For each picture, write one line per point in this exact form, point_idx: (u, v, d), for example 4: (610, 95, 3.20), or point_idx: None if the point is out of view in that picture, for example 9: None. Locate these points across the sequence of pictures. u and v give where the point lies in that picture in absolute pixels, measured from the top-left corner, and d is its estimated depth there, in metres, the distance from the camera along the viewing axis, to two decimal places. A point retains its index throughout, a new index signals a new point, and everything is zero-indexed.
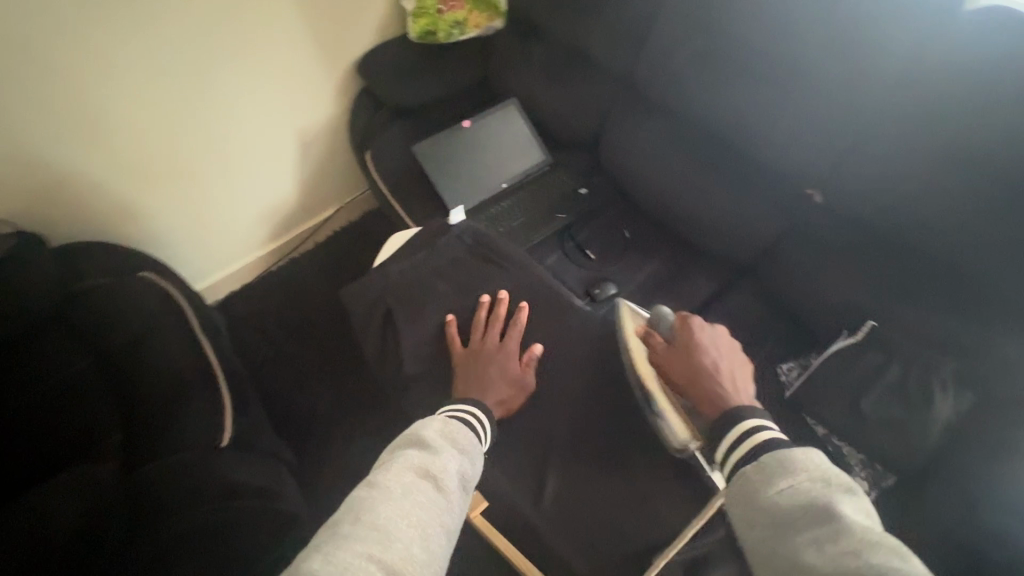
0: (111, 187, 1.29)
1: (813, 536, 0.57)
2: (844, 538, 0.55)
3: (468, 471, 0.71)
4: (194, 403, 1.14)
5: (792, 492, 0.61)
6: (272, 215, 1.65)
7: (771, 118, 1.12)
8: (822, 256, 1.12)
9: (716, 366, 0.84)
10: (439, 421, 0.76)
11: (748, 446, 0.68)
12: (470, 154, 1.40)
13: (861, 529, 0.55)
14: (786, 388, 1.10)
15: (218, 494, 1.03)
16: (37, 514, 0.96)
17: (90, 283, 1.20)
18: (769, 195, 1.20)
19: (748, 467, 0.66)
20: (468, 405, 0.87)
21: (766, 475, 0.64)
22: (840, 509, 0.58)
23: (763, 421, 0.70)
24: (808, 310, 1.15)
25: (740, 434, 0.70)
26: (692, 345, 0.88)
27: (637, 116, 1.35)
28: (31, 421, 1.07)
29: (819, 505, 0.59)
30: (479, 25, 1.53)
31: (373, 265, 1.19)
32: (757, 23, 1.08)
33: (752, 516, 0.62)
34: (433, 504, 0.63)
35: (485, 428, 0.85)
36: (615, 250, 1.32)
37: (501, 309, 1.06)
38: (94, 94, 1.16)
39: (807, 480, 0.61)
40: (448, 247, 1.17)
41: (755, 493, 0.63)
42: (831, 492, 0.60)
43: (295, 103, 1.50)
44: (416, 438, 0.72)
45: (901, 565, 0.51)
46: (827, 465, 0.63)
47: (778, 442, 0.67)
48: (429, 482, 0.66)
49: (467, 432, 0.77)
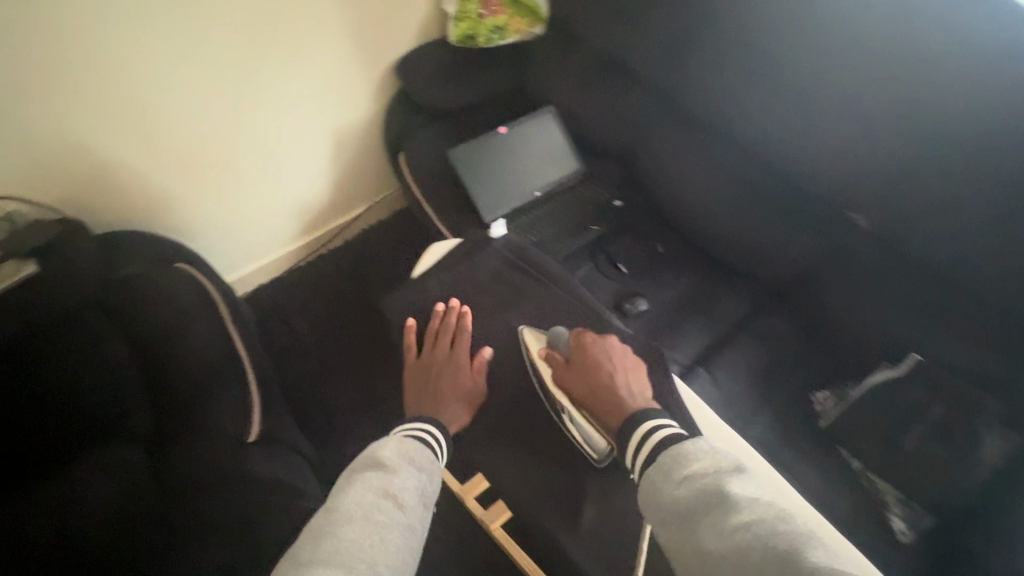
0: (146, 177, 1.31)
1: (711, 518, 0.64)
2: (738, 515, 0.63)
3: (428, 488, 0.70)
4: (227, 397, 1.16)
5: (692, 481, 0.68)
6: (304, 210, 1.66)
7: (815, 140, 1.09)
8: (862, 284, 1.09)
9: (612, 376, 0.91)
10: (393, 440, 0.74)
11: (647, 449, 0.75)
12: (505, 161, 1.39)
13: (750, 504, 0.64)
14: (820, 418, 1.07)
15: (245, 487, 1.06)
16: (73, 495, 1.01)
17: (128, 271, 1.23)
18: (812, 217, 1.15)
19: (649, 470, 0.73)
20: (422, 421, 0.80)
21: (667, 473, 0.71)
22: (732, 489, 0.65)
23: (659, 423, 0.78)
24: (848, 336, 1.13)
25: (638, 440, 0.77)
26: (590, 360, 0.95)
27: (675, 130, 1.33)
28: (67, 401, 1.10)
29: (713, 489, 0.66)
30: (519, 31, 1.53)
31: (413, 276, 1.18)
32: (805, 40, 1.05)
33: (662, 511, 0.69)
34: (395, 522, 0.63)
35: (441, 443, 0.79)
36: (647, 265, 1.30)
37: (455, 317, 1.06)
38: (134, 86, 1.18)
39: (701, 469, 0.69)
40: (490, 261, 1.19)
41: (660, 490, 0.70)
42: (722, 474, 0.68)
43: (332, 101, 1.51)
44: (372, 459, 0.70)
45: (784, 528, 0.61)
46: (715, 449, 0.71)
47: (671, 438, 0.75)
48: (390, 501, 0.65)
49: (422, 447, 0.75)
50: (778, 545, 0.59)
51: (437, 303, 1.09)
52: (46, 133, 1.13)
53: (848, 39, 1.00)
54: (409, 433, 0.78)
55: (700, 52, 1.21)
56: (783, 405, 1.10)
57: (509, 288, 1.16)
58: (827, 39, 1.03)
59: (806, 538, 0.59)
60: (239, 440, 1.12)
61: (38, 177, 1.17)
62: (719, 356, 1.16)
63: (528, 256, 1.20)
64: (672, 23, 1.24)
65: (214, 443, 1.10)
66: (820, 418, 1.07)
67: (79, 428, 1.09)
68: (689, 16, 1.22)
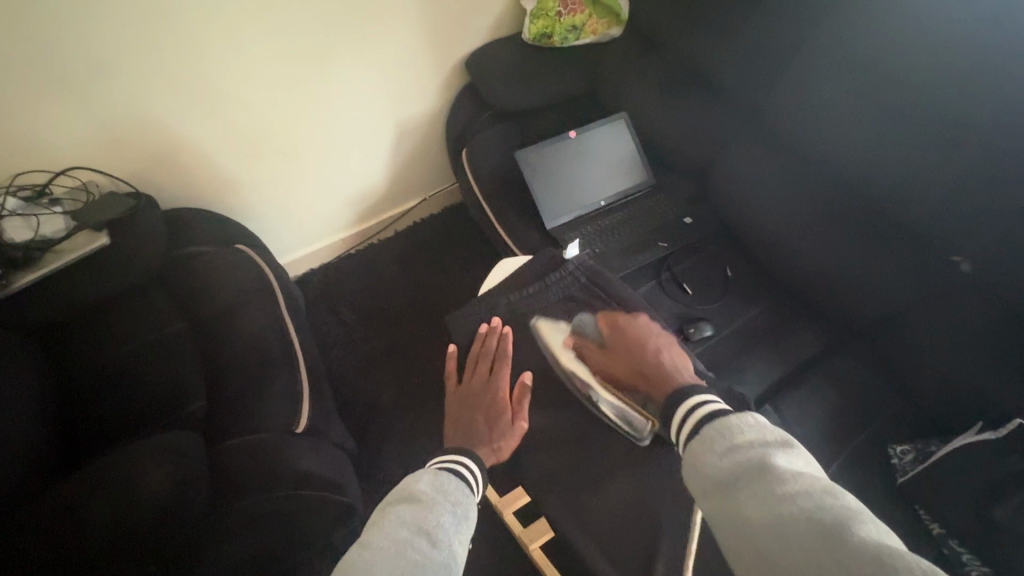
0: (211, 158, 1.32)
1: (753, 490, 0.58)
2: (782, 487, 0.56)
3: (463, 527, 0.64)
4: (277, 384, 1.15)
5: (737, 453, 0.62)
6: (361, 199, 1.66)
7: (915, 175, 1.00)
8: (955, 334, 1.01)
9: (656, 348, 0.84)
10: (429, 472, 0.70)
11: (690, 420, 0.69)
12: (571, 167, 1.35)
13: (796, 477, 0.57)
14: (898, 473, 1.01)
15: (289, 483, 1.02)
16: (119, 467, 0.96)
17: (193, 250, 1.27)
18: (906, 257, 1.05)
19: (692, 441, 0.67)
20: (456, 453, 0.75)
21: (710, 445, 0.65)
22: (777, 462, 0.59)
23: (706, 396, 0.71)
24: (933, 387, 1.05)
25: (682, 413, 0.70)
26: (627, 337, 0.89)
27: (757, 150, 1.26)
28: (126, 372, 1.13)
29: (757, 461, 0.60)
30: (595, 32, 1.48)
31: (481, 290, 1.13)
32: (912, 72, 0.97)
33: (704, 484, 0.63)
34: (429, 560, 0.57)
35: (478, 476, 0.74)
36: (715, 288, 1.24)
37: (498, 342, 0.98)
38: (209, 68, 1.18)
39: (745, 441, 0.62)
40: (562, 286, 1.12)
41: (702, 462, 0.64)
42: (769, 448, 0.61)
43: (398, 94, 1.49)
44: (408, 492, 0.66)
45: (833, 503, 0.53)
46: (763, 424, 0.65)
47: (718, 412, 0.68)
48: (425, 538, 0.60)
49: (457, 478, 0.71)
50: (825, 518, 0.52)
51: (481, 325, 1.03)
52: (122, 109, 1.15)
53: (966, 69, 0.91)
54: (443, 464, 0.73)
55: (796, 74, 1.14)
56: (856, 454, 1.04)
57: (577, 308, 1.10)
58: (939, 68, 0.94)
59: (857, 514, 0.52)
60: (287, 429, 1.10)
61: (111, 150, 1.19)
62: (788, 393, 1.10)
63: (603, 280, 1.12)
64: (766, 40, 1.17)
65: (260, 438, 1.06)
66: (898, 474, 1.01)
67: (141, 406, 1.10)
68: (788, 33, 1.14)
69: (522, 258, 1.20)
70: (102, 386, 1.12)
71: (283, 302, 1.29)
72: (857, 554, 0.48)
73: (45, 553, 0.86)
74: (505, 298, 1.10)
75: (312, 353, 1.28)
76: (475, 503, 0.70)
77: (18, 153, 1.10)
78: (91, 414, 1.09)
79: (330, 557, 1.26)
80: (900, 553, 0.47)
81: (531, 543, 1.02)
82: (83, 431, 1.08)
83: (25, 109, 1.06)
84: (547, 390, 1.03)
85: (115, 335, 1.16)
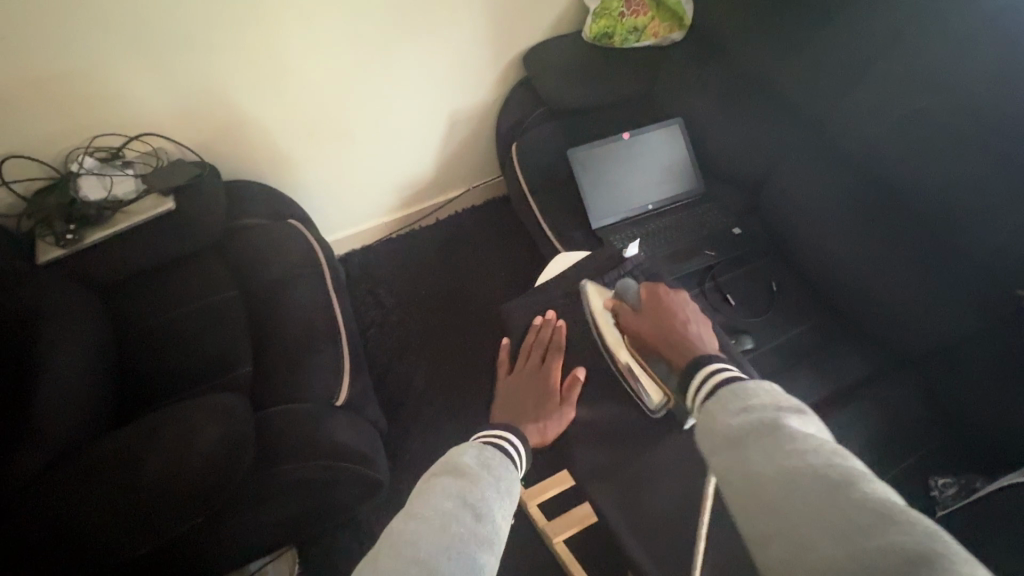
0: (273, 136, 1.37)
1: (761, 446, 0.57)
2: (792, 444, 0.55)
3: (508, 504, 0.66)
4: (321, 358, 1.18)
5: (749, 412, 0.62)
6: (409, 185, 1.69)
7: (980, 204, 0.97)
8: (1012, 368, 0.97)
9: (688, 320, 0.85)
10: (474, 448, 0.72)
11: (708, 383, 0.70)
12: (623, 168, 1.35)
13: (808, 437, 0.56)
14: (937, 504, 0.99)
15: (329, 453, 1.04)
16: (169, 419, 1.00)
17: (250, 221, 1.33)
18: (964, 290, 1.02)
19: (709, 401, 0.67)
20: (500, 430, 0.78)
21: (725, 405, 0.65)
22: (789, 424, 0.58)
23: (725, 365, 0.72)
24: (985, 423, 1.01)
25: (702, 375, 0.71)
26: (662, 308, 0.88)
27: (815, 167, 1.24)
28: (183, 332, 1.18)
29: (769, 421, 0.59)
30: (657, 35, 1.47)
31: (536, 284, 1.16)
32: (986, 96, 0.94)
33: (715, 441, 0.62)
34: (473, 534, 0.58)
35: (519, 454, 0.76)
36: (759, 302, 1.23)
37: (551, 333, 1.02)
38: (279, 50, 1.23)
39: (761, 403, 0.62)
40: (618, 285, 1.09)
41: (715, 420, 0.64)
42: (782, 411, 0.60)
43: (455, 85, 1.51)
44: (452, 466, 0.68)
45: (841, 462, 0.52)
46: (779, 392, 0.64)
47: (737, 379, 0.69)
48: (469, 512, 0.61)
49: (501, 458, 0.72)
50: (830, 474, 0.51)
51: (535, 318, 1.07)
52: (196, 80, 1.20)
53: None
54: (488, 442, 0.74)
55: (864, 93, 1.12)
56: (896, 484, 1.01)
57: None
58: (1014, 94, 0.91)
59: (864, 475, 0.50)
60: (328, 402, 1.14)
61: (182, 120, 1.25)
62: (828, 415, 1.08)
63: (661, 284, 1.10)
64: (836, 56, 1.15)
65: (303, 408, 1.10)
66: (939, 506, 0.98)
67: (191, 365, 1.15)
68: (858, 50, 1.11)
69: (577, 254, 1.19)
70: (162, 344, 1.17)
71: (329, 278, 1.33)
72: (858, 506, 0.47)
73: (101, 495, 0.90)
74: (553, 292, 1.11)
75: (354, 331, 1.32)
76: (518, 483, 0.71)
77: (101, 115, 1.17)
78: (143, 371, 1.15)
79: (355, 531, 1.29)
80: (905, 510, 0.46)
81: (554, 537, 1.04)
82: (140, 385, 1.14)
83: (109, 73, 1.12)
84: (588, 389, 1.02)
85: (174, 297, 1.22)
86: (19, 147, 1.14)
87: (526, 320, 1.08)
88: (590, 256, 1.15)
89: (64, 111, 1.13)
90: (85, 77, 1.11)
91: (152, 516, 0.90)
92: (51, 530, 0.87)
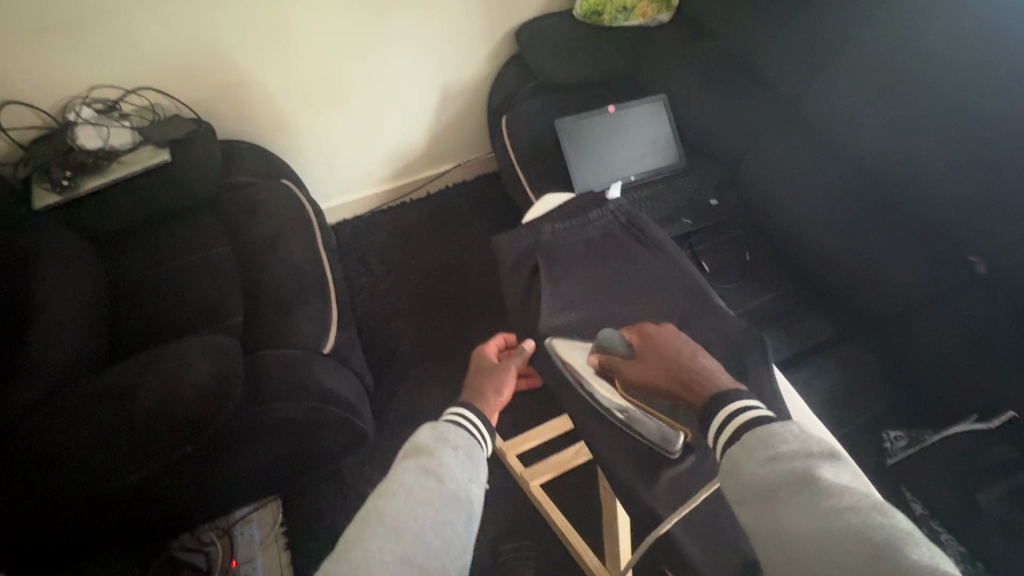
0: (270, 98, 1.40)
1: (796, 503, 0.51)
2: (830, 503, 0.49)
3: (471, 466, 0.64)
4: (310, 309, 1.21)
5: (780, 464, 0.54)
6: (401, 157, 1.73)
7: (940, 176, 1.02)
8: (960, 329, 1.04)
9: (694, 352, 0.70)
10: (429, 424, 0.68)
11: (729, 429, 0.59)
12: (608, 139, 1.40)
13: (847, 492, 0.50)
14: (888, 456, 1.04)
15: (317, 396, 1.07)
16: (157, 358, 1.02)
17: (244, 177, 1.37)
18: (928, 256, 1.07)
19: (731, 449, 0.58)
20: (466, 409, 0.71)
21: (752, 454, 0.56)
22: (824, 476, 0.52)
23: (748, 402, 0.61)
24: (932, 380, 1.09)
25: (722, 417, 0.60)
26: (664, 348, 0.72)
27: (791, 140, 1.30)
28: (177, 282, 1.22)
29: (802, 474, 0.52)
30: (645, 15, 1.52)
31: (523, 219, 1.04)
32: (943, 75, 1.00)
33: (743, 493, 0.55)
34: (438, 495, 0.58)
35: (487, 432, 0.71)
36: (732, 269, 1.30)
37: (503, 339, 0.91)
38: (275, 12, 1.26)
39: (792, 451, 0.54)
40: (601, 223, 0.98)
41: (742, 471, 0.56)
42: (814, 460, 0.53)
43: (448, 57, 1.54)
44: (409, 446, 0.65)
45: (882, 520, 0.47)
46: (807, 434, 0.56)
47: (761, 418, 0.59)
48: (431, 477, 0.60)
49: (461, 430, 0.68)
50: (872, 537, 0.46)
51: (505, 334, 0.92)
52: (192, 37, 1.23)
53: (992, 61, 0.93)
54: (450, 415, 0.71)
55: (835, 71, 1.18)
56: (852, 435, 1.08)
57: (611, 251, 0.95)
58: (969, 65, 0.96)
59: (906, 533, 0.46)
60: (316, 349, 1.17)
61: (179, 77, 1.28)
62: (794, 371, 1.14)
63: (641, 226, 0.98)
64: (809, 36, 1.21)
65: (291, 353, 1.12)
66: (889, 457, 1.03)
67: (182, 315, 1.18)
68: (830, 29, 1.17)
69: (560, 197, 1.15)
70: (154, 294, 1.21)
71: (320, 236, 1.36)
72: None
73: (94, 425, 0.93)
74: (543, 228, 0.97)
75: (342, 288, 1.35)
76: (482, 453, 0.67)
77: (100, 68, 1.20)
78: (135, 319, 1.18)
79: (340, 482, 1.33)
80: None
81: (533, 479, 1.12)
82: (129, 333, 1.17)
83: (107, 26, 1.14)
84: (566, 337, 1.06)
85: (168, 249, 1.26)
86: (16, 95, 1.17)
87: (518, 254, 0.95)
88: (573, 198, 1.04)
89: (63, 63, 1.16)
90: (84, 28, 1.13)
91: (140, 450, 0.92)
92: (50, 459, 0.90)
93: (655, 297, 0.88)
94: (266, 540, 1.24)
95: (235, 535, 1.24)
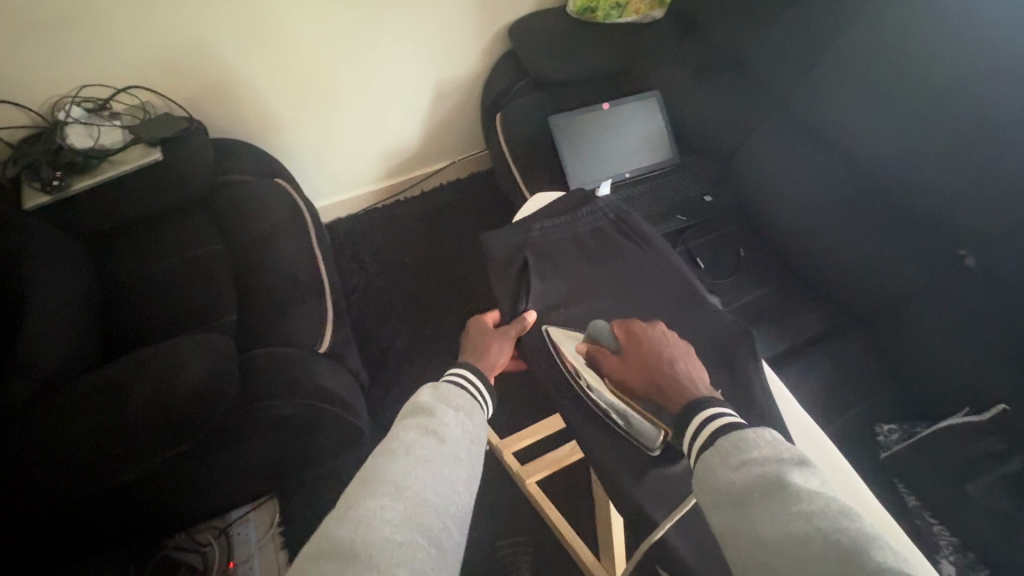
0: (262, 96, 1.40)
1: (766, 507, 0.51)
2: (798, 507, 0.49)
3: (472, 429, 0.64)
4: (304, 307, 1.21)
5: (749, 468, 0.54)
6: (395, 155, 1.72)
7: (932, 169, 1.02)
8: (951, 322, 1.04)
9: (674, 357, 0.71)
10: (428, 385, 0.68)
11: (704, 437, 0.59)
12: (601, 136, 1.40)
13: (813, 496, 0.50)
14: (883, 449, 1.04)
15: (310, 394, 1.07)
16: (153, 354, 1.02)
17: (236, 177, 1.36)
18: (920, 250, 1.07)
19: (704, 455, 0.58)
20: (465, 370, 0.72)
21: (724, 458, 0.56)
22: (793, 480, 0.51)
23: (722, 409, 0.61)
24: (924, 374, 1.09)
25: (697, 422, 0.60)
26: (648, 349, 0.73)
27: (782, 136, 1.30)
28: (171, 280, 1.22)
29: (772, 478, 0.52)
30: (638, 12, 1.56)
31: (516, 217, 1.05)
32: (933, 70, 1.00)
33: (715, 498, 0.54)
34: (438, 454, 0.59)
35: (486, 395, 0.71)
36: (726, 265, 1.31)
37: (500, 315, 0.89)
38: (265, 10, 1.25)
39: (762, 456, 0.54)
40: (592, 222, 0.98)
41: (714, 477, 0.55)
42: (785, 465, 0.53)
43: (441, 54, 1.54)
44: (409, 406, 0.65)
45: (848, 524, 0.47)
46: (778, 441, 0.56)
47: (734, 423, 0.59)
48: (432, 436, 0.60)
49: (462, 391, 0.68)
50: (840, 540, 0.45)
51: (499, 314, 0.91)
52: (183, 35, 1.22)
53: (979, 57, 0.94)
54: (450, 376, 0.71)
55: (826, 68, 1.18)
56: (847, 429, 1.08)
57: (601, 248, 0.95)
58: (956, 60, 0.97)
59: (873, 537, 0.46)
60: (311, 348, 1.17)
61: (170, 76, 1.27)
62: (786, 366, 1.15)
63: (632, 224, 0.97)
64: (799, 34, 1.21)
65: (285, 352, 1.12)
66: (882, 450, 1.04)
67: (176, 313, 1.18)
68: (821, 25, 1.17)
69: (553, 195, 1.16)
70: (147, 292, 1.20)
71: (314, 235, 1.36)
72: None
73: (88, 425, 0.92)
74: (533, 226, 0.96)
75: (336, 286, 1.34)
76: (482, 415, 0.67)
77: (89, 66, 1.19)
78: (127, 318, 1.18)
79: (336, 481, 1.33)
80: None
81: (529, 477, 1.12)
82: (122, 332, 1.16)
83: (95, 24, 1.13)
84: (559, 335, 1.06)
85: (161, 247, 1.26)
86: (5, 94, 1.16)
87: (509, 252, 0.94)
88: (565, 195, 1.04)
89: (51, 62, 1.15)
90: (74, 26, 1.13)
91: (135, 442, 0.92)
92: (42, 457, 0.89)
93: (644, 294, 0.88)
94: (263, 539, 1.24)
95: (231, 536, 1.23)
